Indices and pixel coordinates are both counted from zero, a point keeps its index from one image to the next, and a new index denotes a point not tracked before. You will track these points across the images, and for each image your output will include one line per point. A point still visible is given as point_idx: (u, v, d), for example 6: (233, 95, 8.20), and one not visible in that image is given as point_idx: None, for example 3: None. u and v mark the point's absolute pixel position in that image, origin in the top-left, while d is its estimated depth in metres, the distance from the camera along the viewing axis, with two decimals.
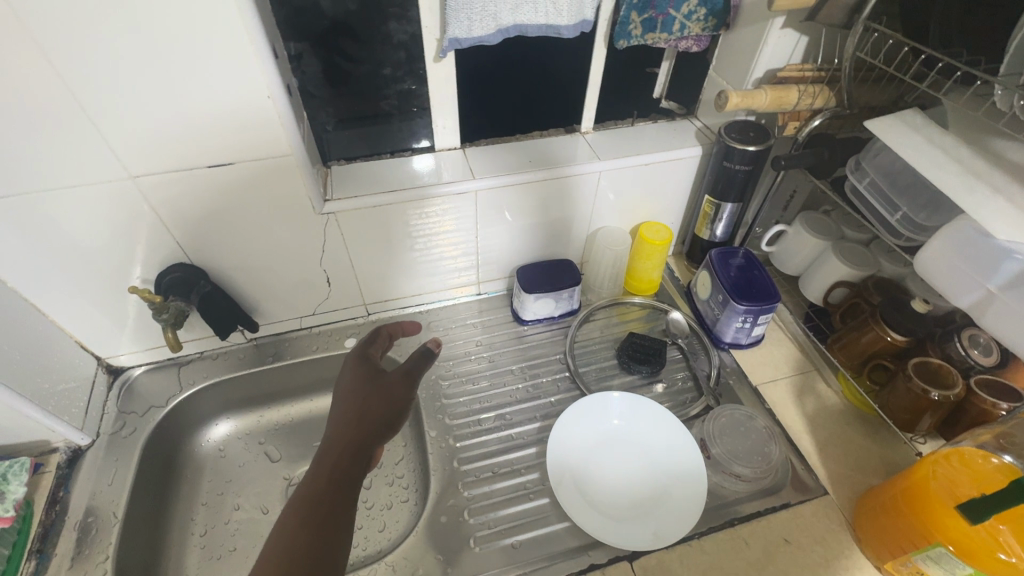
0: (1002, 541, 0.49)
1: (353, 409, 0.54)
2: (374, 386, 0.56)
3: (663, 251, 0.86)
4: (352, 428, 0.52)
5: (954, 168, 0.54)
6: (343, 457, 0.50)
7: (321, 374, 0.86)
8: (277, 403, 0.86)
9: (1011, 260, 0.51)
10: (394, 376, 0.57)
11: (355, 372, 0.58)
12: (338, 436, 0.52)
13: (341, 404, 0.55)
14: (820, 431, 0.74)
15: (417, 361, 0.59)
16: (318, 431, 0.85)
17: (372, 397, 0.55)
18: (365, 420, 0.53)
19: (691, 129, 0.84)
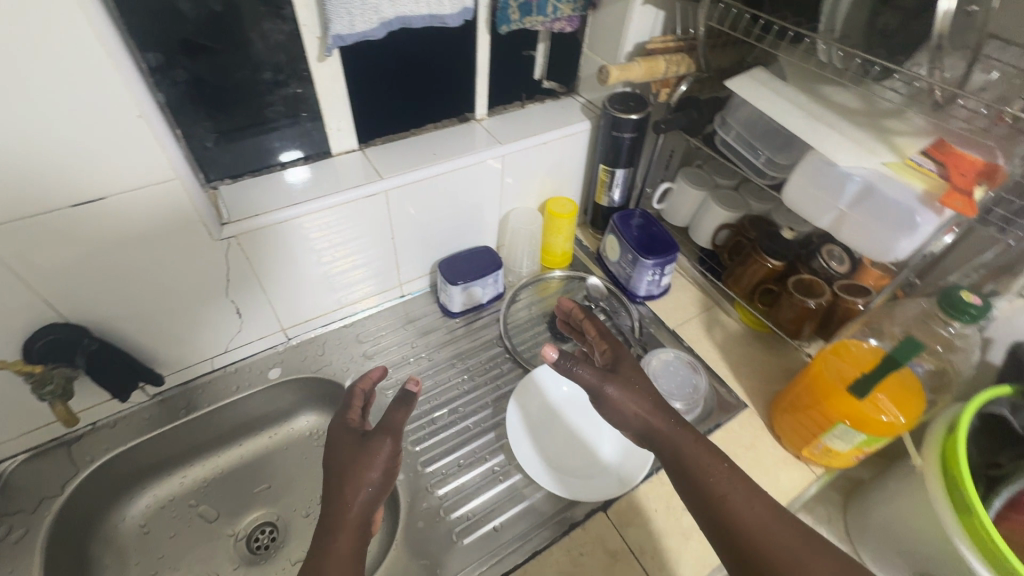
0: (885, 408, 0.61)
1: (341, 485, 0.52)
2: (361, 450, 0.54)
3: (572, 223, 0.91)
4: (350, 511, 0.51)
5: (799, 113, 0.65)
6: (348, 539, 0.50)
7: (247, 414, 0.79)
8: (201, 458, 0.78)
9: (852, 182, 0.62)
10: (379, 437, 0.54)
11: (339, 443, 0.55)
12: (336, 519, 0.50)
13: (331, 485, 0.52)
14: (732, 355, 0.85)
15: (399, 415, 0.56)
16: (258, 476, 0.79)
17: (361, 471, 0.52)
18: (361, 498, 0.51)
19: (576, 105, 0.90)
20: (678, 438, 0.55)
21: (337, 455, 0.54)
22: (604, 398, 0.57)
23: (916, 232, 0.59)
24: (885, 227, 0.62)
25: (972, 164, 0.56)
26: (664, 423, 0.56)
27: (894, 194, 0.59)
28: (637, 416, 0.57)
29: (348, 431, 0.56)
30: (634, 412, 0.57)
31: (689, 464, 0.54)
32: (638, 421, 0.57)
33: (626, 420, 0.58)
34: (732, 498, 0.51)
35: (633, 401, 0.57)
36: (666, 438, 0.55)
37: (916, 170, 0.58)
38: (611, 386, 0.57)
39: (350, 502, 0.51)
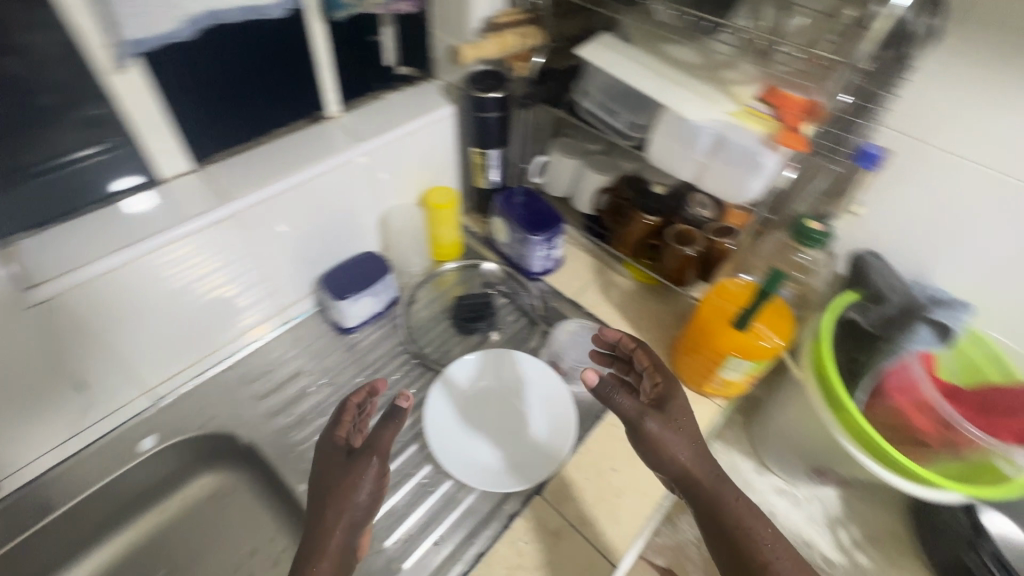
0: (763, 334, 0.68)
1: (327, 506, 0.49)
2: (347, 472, 0.51)
3: (454, 212, 0.87)
4: (332, 535, 0.48)
5: (646, 74, 0.67)
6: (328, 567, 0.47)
7: (122, 496, 0.69)
8: (75, 560, 0.67)
9: (703, 134, 0.65)
10: (364, 457, 0.51)
11: (325, 466, 0.52)
12: (316, 544, 0.48)
13: (315, 508, 0.50)
14: (631, 312, 0.88)
15: (387, 435, 0.52)
16: (155, 560, 0.69)
17: (344, 492, 0.50)
18: (343, 519, 0.49)
19: (435, 89, 0.86)
20: (720, 489, 0.56)
21: (322, 477, 0.52)
22: (650, 437, 0.57)
23: (762, 172, 0.63)
24: (736, 171, 0.65)
25: (797, 103, 0.63)
26: (710, 476, 0.57)
27: (740, 140, 0.62)
28: (680, 464, 0.57)
29: (334, 454, 0.53)
30: (672, 457, 0.57)
31: (721, 513, 0.55)
32: (675, 467, 0.57)
33: (666, 462, 0.57)
34: (776, 564, 0.53)
35: (673, 446, 0.57)
36: (709, 491, 0.56)
37: (756, 115, 0.63)
38: (650, 420, 0.57)
39: (333, 529, 0.48)
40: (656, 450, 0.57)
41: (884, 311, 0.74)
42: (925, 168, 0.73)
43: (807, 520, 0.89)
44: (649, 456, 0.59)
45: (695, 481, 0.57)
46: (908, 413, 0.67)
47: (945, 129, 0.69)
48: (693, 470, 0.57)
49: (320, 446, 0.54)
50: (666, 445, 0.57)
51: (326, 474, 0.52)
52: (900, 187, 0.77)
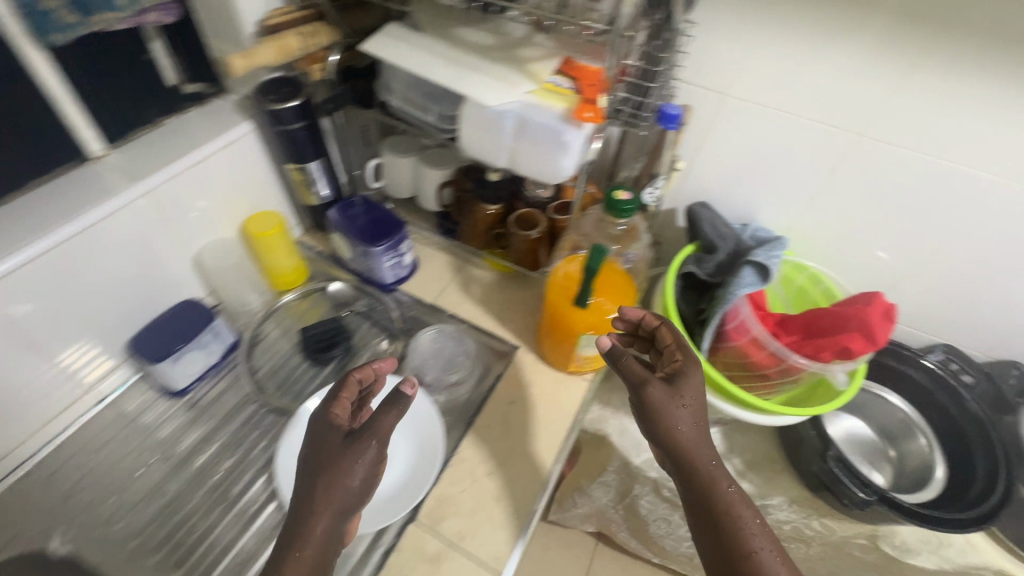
0: (607, 307, 0.69)
1: (319, 487, 0.50)
2: (344, 454, 0.51)
3: (282, 236, 0.81)
4: (320, 519, 0.49)
5: (438, 62, 0.63)
6: (315, 552, 0.48)
7: None
8: None
9: (508, 117, 0.62)
10: (365, 441, 0.52)
11: (322, 442, 0.52)
12: (304, 526, 0.49)
13: (305, 486, 0.50)
14: (494, 304, 0.86)
15: (389, 422, 0.53)
16: None
17: (340, 474, 0.50)
18: (332, 502, 0.49)
19: (229, 105, 0.77)
20: (713, 469, 0.56)
21: (316, 454, 0.52)
22: (657, 408, 0.57)
23: (569, 148, 0.61)
24: (547, 150, 0.62)
25: (594, 74, 0.62)
26: (708, 458, 0.57)
27: (541, 118, 0.61)
28: (680, 441, 0.57)
29: (332, 433, 0.53)
30: (671, 431, 0.57)
31: (704, 488, 0.55)
32: (671, 441, 0.57)
33: (667, 436, 0.57)
34: (760, 553, 0.53)
35: (673, 421, 0.57)
36: (702, 471, 0.56)
37: (554, 91, 0.63)
38: (654, 386, 0.57)
39: (320, 512, 0.49)
40: (662, 422, 0.56)
41: (714, 260, 0.78)
42: (728, 117, 0.77)
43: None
44: (645, 424, 0.59)
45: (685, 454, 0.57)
46: (749, 351, 0.72)
47: (734, 78, 0.72)
48: (689, 446, 0.57)
49: (314, 421, 0.54)
50: (667, 415, 0.57)
51: (320, 453, 0.52)
52: (712, 138, 0.80)
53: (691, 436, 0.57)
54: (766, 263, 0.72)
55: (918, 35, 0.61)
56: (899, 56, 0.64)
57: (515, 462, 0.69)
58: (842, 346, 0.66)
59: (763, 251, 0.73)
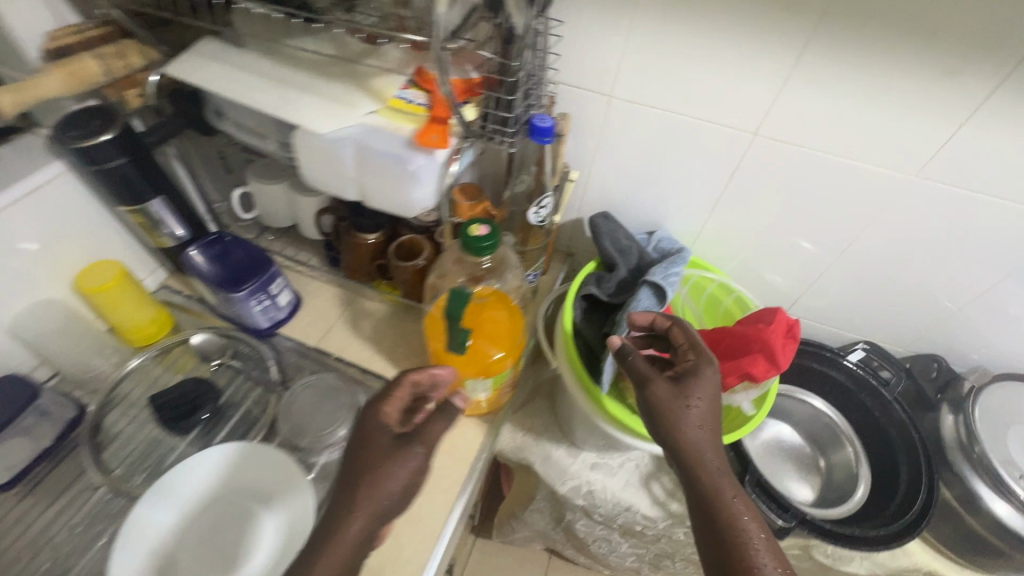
0: (490, 349, 0.60)
1: (356, 490, 0.46)
2: (389, 457, 0.48)
3: (129, 286, 0.71)
4: (354, 525, 0.45)
5: (260, 84, 0.53)
6: (343, 559, 0.44)
7: None
8: None
9: (345, 146, 0.53)
10: (416, 448, 0.49)
11: (377, 431, 0.50)
12: (333, 529, 0.45)
13: (346, 485, 0.47)
14: (386, 342, 0.78)
15: (437, 426, 0.51)
16: None
17: (385, 477, 0.47)
18: (374, 507, 0.46)
19: (38, 143, 0.65)
20: (717, 476, 0.51)
21: (356, 454, 0.49)
22: (661, 409, 0.53)
23: (419, 179, 0.53)
24: (395, 184, 0.54)
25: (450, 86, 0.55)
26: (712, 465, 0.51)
27: (383, 147, 0.52)
28: (681, 446, 0.52)
29: (377, 432, 0.50)
30: (675, 431, 0.52)
31: (709, 498, 0.50)
32: (674, 443, 0.52)
33: (670, 436, 0.52)
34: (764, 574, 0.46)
35: (677, 421, 0.52)
36: (704, 479, 0.51)
37: (404, 110, 0.54)
38: (658, 385, 0.54)
39: (351, 523, 0.45)
40: (664, 423, 0.52)
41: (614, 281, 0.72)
42: (618, 120, 0.70)
43: (623, 487, 0.88)
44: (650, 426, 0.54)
45: (691, 459, 0.52)
46: None
47: (619, 77, 0.66)
48: (695, 450, 0.52)
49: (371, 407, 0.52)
50: (668, 415, 0.52)
51: (369, 443, 0.49)
52: (606, 143, 0.73)
53: (698, 438, 0.52)
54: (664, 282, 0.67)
55: (800, 24, 0.55)
56: (786, 49, 0.58)
57: (402, 529, 0.61)
58: (744, 371, 0.60)
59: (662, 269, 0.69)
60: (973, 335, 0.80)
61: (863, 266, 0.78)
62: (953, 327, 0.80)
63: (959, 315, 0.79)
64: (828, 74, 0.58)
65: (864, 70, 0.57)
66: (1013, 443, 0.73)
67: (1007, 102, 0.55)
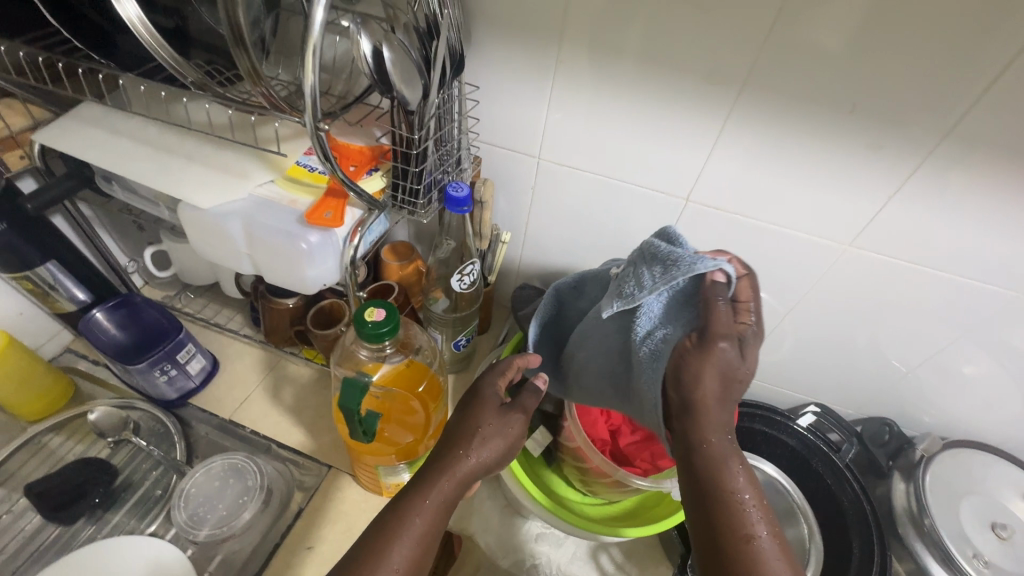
0: (399, 432, 0.55)
1: (465, 437, 0.49)
2: (496, 416, 0.51)
3: (14, 357, 0.63)
4: (463, 469, 0.48)
5: (141, 152, 0.49)
6: (448, 495, 0.46)
7: None
8: None
9: (232, 222, 0.48)
10: (516, 418, 0.52)
11: (486, 396, 0.53)
12: (439, 466, 0.47)
13: (453, 430, 0.50)
14: (307, 410, 0.73)
15: (530, 401, 0.54)
16: None
17: (491, 427, 0.50)
18: (479, 457, 0.49)
19: None
20: (722, 448, 0.45)
21: (472, 411, 0.52)
22: (701, 361, 0.46)
23: (314, 258, 0.49)
24: (286, 262, 0.49)
25: (358, 154, 0.52)
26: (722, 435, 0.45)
27: (271, 222, 0.48)
28: (698, 411, 0.46)
29: (492, 396, 0.54)
30: (713, 388, 0.45)
31: (711, 466, 0.44)
32: (693, 394, 0.46)
33: (683, 401, 0.47)
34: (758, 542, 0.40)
35: (717, 378, 0.46)
36: (705, 448, 0.45)
37: (303, 181, 0.50)
38: (726, 342, 0.46)
39: (461, 464, 0.48)
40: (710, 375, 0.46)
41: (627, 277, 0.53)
42: (547, 181, 0.68)
43: (570, 559, 0.75)
44: (676, 374, 0.47)
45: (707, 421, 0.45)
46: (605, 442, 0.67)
47: (545, 138, 0.63)
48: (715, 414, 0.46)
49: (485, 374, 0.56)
50: (717, 367, 0.46)
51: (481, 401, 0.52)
52: (538, 202, 0.70)
53: (725, 399, 0.46)
54: (722, 266, 0.47)
55: (724, 92, 0.54)
56: (713, 118, 0.56)
57: None
58: (658, 451, 0.64)
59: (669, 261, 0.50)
60: (928, 396, 0.77)
61: (808, 325, 0.74)
62: (908, 388, 0.77)
63: (912, 377, 0.75)
64: (753, 142, 0.56)
65: (790, 136, 0.55)
66: (966, 516, 0.69)
67: (936, 170, 0.53)
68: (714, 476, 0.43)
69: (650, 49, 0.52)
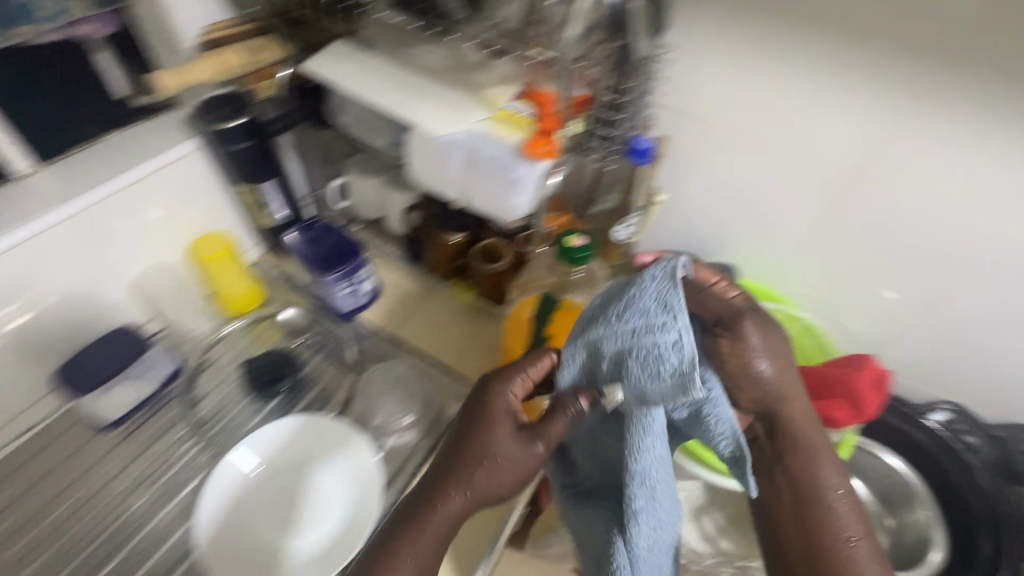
0: None
1: (462, 471, 0.52)
2: (493, 448, 0.52)
3: (231, 259, 0.75)
4: (455, 503, 0.52)
5: (385, 86, 0.58)
6: (439, 527, 0.51)
7: None
8: None
9: (455, 150, 0.56)
10: (521, 452, 0.52)
11: (490, 427, 0.53)
12: (432, 501, 0.52)
13: (451, 462, 0.53)
14: (457, 338, 0.80)
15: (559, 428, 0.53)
16: None
17: (490, 466, 0.52)
18: (475, 490, 0.52)
19: (177, 122, 0.72)
20: (817, 457, 0.55)
21: (472, 435, 0.53)
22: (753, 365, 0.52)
23: (521, 185, 0.55)
24: (497, 188, 0.57)
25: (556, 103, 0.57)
26: (815, 442, 0.56)
27: (491, 152, 0.55)
28: (785, 399, 0.55)
29: (505, 414, 0.54)
30: (780, 376, 0.53)
31: (797, 455, 0.55)
32: (766, 392, 0.54)
33: (776, 403, 0.55)
34: (856, 543, 0.54)
35: (776, 370, 0.53)
36: (798, 447, 0.55)
37: (511, 120, 0.56)
38: (745, 321, 0.51)
39: (447, 506, 0.52)
40: (756, 371, 0.52)
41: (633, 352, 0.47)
42: (709, 146, 0.71)
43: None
44: (742, 380, 0.53)
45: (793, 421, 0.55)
46: None
47: (718, 103, 0.67)
48: (789, 407, 0.55)
49: (488, 396, 0.55)
50: (785, 376, 0.54)
51: (479, 434, 0.53)
52: (694, 167, 0.74)
53: (786, 384, 0.54)
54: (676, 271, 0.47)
55: (923, 65, 0.55)
56: (897, 94, 0.57)
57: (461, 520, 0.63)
58: (824, 416, 0.60)
59: (615, 295, 0.50)
60: None
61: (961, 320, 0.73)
62: None
63: None
64: (944, 120, 0.57)
65: (973, 116, 0.56)
66: None
67: None
68: (799, 457, 0.55)
69: (850, 20, 0.55)
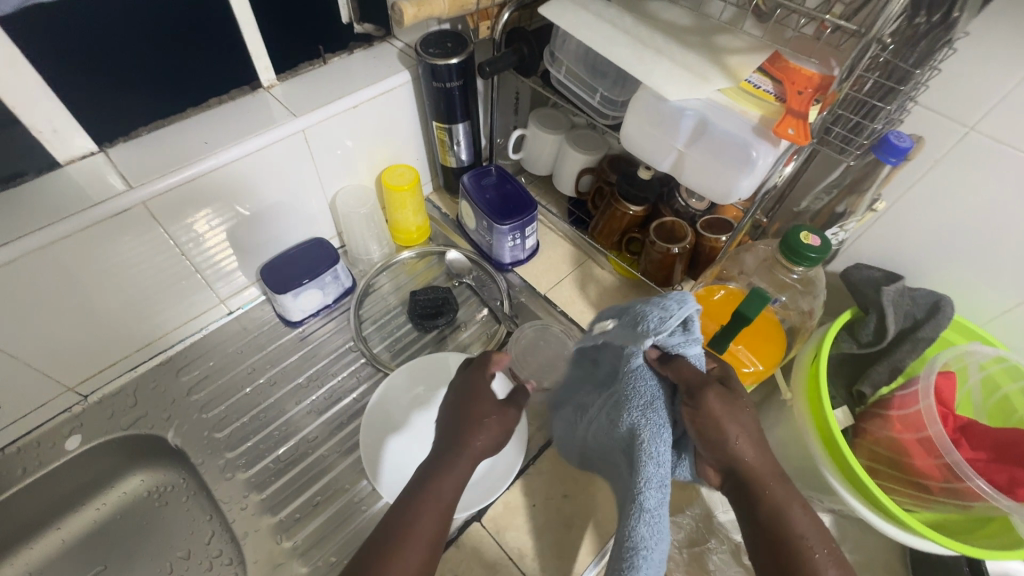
0: (742, 357, 0.60)
1: (472, 417, 0.49)
2: (492, 399, 0.51)
3: (416, 193, 0.78)
4: (471, 445, 0.48)
5: (622, 40, 0.55)
6: (459, 470, 0.47)
7: (66, 486, 0.67)
8: (34, 538, 0.67)
9: (686, 117, 0.53)
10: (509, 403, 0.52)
11: (474, 385, 0.52)
12: (444, 451, 0.48)
13: (452, 418, 0.50)
14: (608, 311, 0.79)
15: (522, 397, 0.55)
16: (99, 551, 0.68)
17: (488, 408, 0.50)
18: (486, 431, 0.49)
19: (392, 52, 0.74)
20: (786, 506, 0.45)
21: (468, 392, 0.52)
22: (716, 419, 0.46)
23: (753, 169, 0.51)
24: (724, 165, 0.53)
25: (806, 79, 0.49)
26: (784, 501, 0.45)
27: (727, 126, 0.51)
28: (755, 450, 0.46)
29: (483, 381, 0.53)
30: (740, 438, 0.46)
31: (762, 514, 0.45)
32: (737, 453, 0.46)
33: (741, 464, 0.46)
34: None
35: (736, 424, 0.46)
36: (768, 508, 0.45)
37: (751, 94, 0.52)
38: (711, 393, 0.46)
39: (456, 473, 0.46)
40: (710, 422, 0.46)
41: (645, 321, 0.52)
42: (963, 160, 0.59)
43: None
44: (705, 433, 0.46)
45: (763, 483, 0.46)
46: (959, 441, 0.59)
47: (997, 109, 0.55)
48: (752, 461, 0.46)
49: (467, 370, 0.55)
50: (743, 423, 0.46)
51: (470, 393, 0.52)
52: None
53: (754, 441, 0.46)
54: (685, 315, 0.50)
55: None
56: None
57: (594, 491, 0.64)
58: None
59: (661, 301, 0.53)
60: None
61: None
62: None
63: None
64: None
65: None
66: None
67: None
68: (768, 524, 0.45)
69: None
